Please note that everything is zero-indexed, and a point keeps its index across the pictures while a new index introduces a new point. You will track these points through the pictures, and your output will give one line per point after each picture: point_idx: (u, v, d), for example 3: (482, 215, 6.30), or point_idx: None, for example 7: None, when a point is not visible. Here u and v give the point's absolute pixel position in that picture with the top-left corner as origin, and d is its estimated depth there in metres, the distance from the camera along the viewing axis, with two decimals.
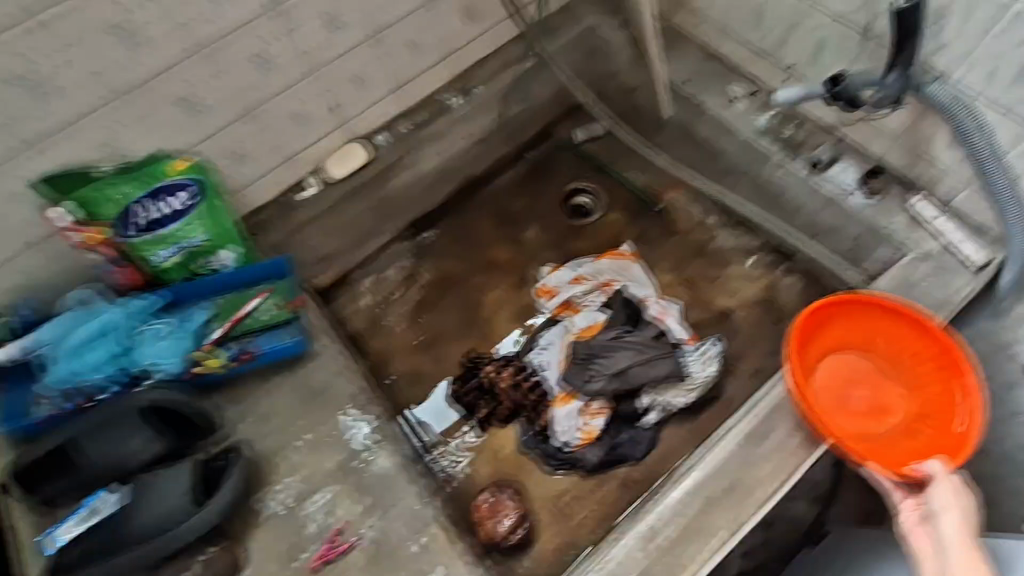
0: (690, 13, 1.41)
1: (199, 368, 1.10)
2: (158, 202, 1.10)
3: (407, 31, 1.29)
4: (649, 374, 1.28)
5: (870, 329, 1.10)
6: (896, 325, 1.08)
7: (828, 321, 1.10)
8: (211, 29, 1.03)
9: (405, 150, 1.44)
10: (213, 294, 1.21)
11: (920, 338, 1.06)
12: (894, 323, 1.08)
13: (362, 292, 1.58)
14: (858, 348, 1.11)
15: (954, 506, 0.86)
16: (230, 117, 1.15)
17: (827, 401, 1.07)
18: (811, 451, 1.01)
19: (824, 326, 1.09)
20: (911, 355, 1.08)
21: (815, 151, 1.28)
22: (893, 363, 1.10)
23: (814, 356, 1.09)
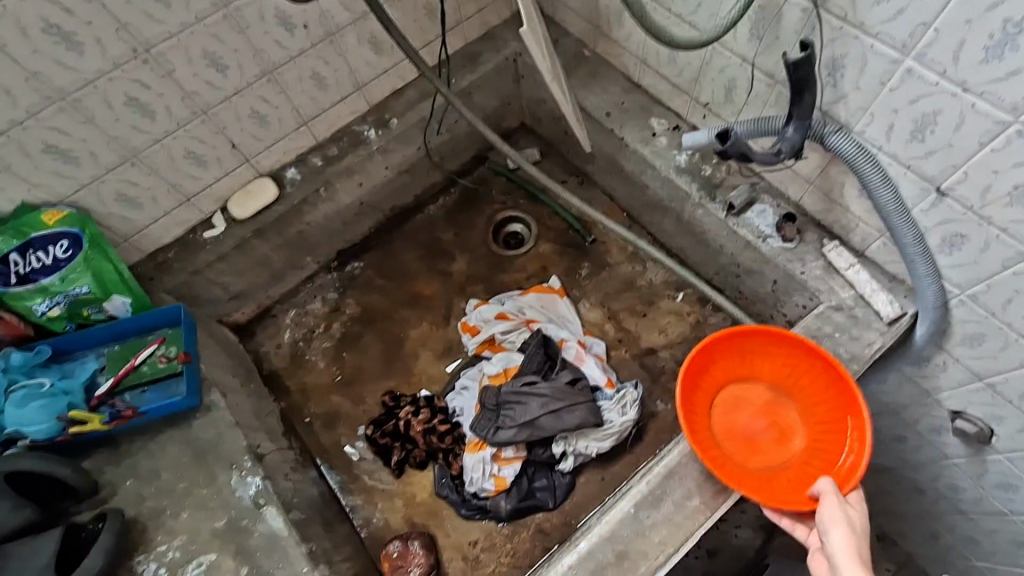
0: (611, 43, 1.37)
1: (76, 429, 1.02)
2: (33, 254, 1.06)
3: (307, 67, 1.23)
4: (560, 423, 1.22)
5: (762, 354, 1.00)
6: (786, 348, 0.97)
7: (718, 353, 1.00)
8: (72, 79, 0.97)
9: (317, 186, 1.38)
10: (102, 345, 1.17)
11: (808, 362, 0.96)
12: (784, 350, 0.98)
13: (285, 326, 1.55)
14: (753, 374, 1.01)
15: (846, 527, 0.78)
16: (110, 163, 1.10)
17: (719, 437, 0.98)
18: (710, 515, 0.94)
19: (710, 364, 0.99)
20: (803, 380, 0.97)
21: (730, 194, 1.22)
22: (787, 389, 1.00)
23: (704, 396, 0.98)
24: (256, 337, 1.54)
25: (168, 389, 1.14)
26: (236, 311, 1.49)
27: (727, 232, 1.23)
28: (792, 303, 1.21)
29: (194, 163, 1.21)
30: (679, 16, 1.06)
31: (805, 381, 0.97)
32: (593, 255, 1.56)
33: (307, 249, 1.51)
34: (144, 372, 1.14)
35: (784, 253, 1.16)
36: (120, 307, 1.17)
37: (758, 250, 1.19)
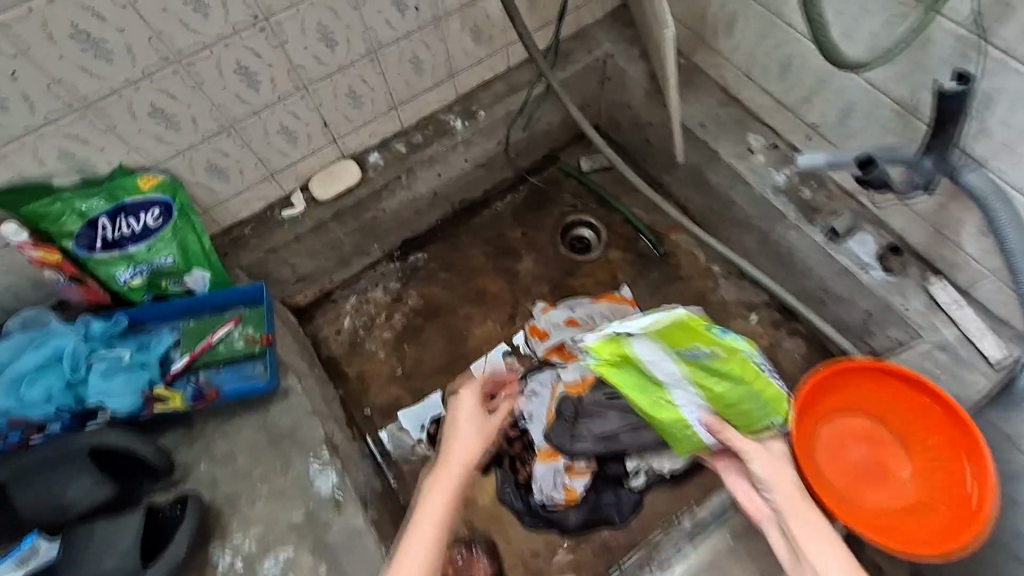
0: (710, 52, 1.31)
1: (158, 408, 0.99)
2: (124, 220, 1.02)
3: (408, 50, 1.19)
4: (638, 440, 1.20)
5: (830, 394, 1.00)
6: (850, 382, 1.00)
7: (825, 386, 1.00)
8: (191, 41, 0.91)
9: (400, 172, 1.34)
10: (179, 318, 1.13)
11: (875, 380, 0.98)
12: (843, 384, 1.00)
13: (345, 313, 1.51)
14: (831, 415, 1.01)
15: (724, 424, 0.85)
16: (208, 131, 1.05)
17: (847, 481, 0.98)
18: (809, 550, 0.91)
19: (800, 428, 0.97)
20: (875, 395, 0.99)
21: (832, 219, 1.19)
22: (864, 409, 1.01)
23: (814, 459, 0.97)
24: (314, 322, 1.50)
25: (245, 373, 1.10)
26: (299, 293, 1.45)
27: (822, 257, 1.20)
28: (884, 336, 1.18)
29: (284, 137, 1.17)
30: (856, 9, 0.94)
31: (881, 396, 0.99)
32: (663, 267, 1.53)
33: (376, 236, 1.47)
34: (218, 351, 1.10)
35: (884, 284, 1.13)
36: (199, 281, 1.13)
37: (857, 279, 1.16)
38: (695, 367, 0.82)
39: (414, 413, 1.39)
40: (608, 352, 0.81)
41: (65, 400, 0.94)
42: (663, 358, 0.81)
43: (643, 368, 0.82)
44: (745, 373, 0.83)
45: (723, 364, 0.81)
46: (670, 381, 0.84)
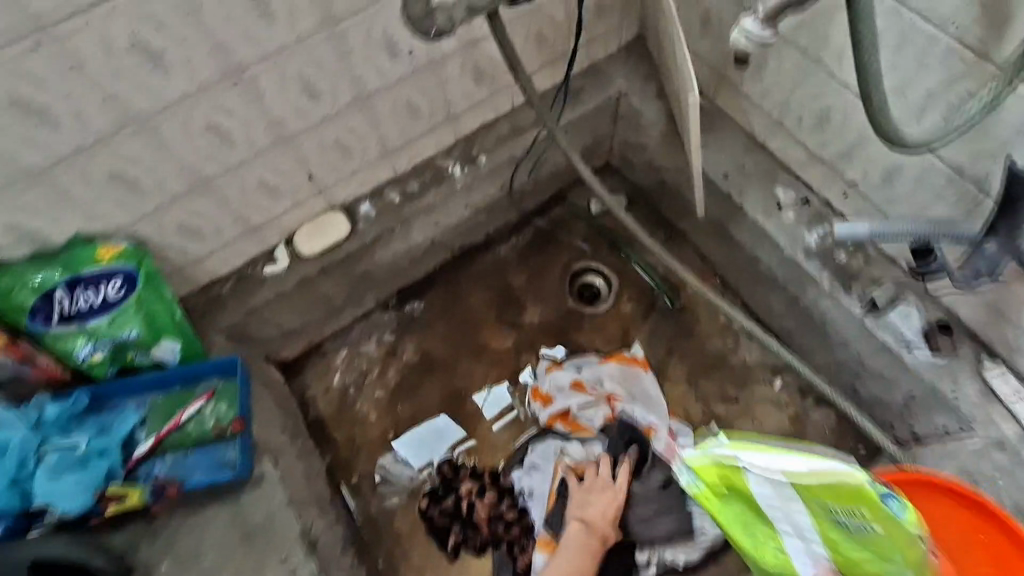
0: (734, 94, 1.19)
1: (113, 507, 0.90)
2: (82, 292, 0.92)
3: (402, 96, 1.09)
4: (651, 531, 1.17)
5: None
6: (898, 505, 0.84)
7: None
8: (152, 102, 0.82)
9: (393, 224, 1.23)
10: (148, 392, 1.03)
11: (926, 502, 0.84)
12: None
13: (335, 368, 1.40)
14: None
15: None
16: (178, 192, 0.95)
17: None
18: None
19: None
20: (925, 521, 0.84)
21: (872, 289, 1.07)
22: None
23: None
24: (302, 377, 1.39)
25: (217, 457, 1.00)
26: (285, 348, 1.34)
27: (860, 329, 1.08)
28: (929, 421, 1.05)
29: (266, 194, 1.06)
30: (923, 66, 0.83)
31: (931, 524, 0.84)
32: (679, 323, 1.41)
33: (369, 287, 1.36)
34: (189, 431, 1.01)
35: (931, 367, 1.01)
36: (169, 352, 1.03)
37: (900, 358, 1.04)
38: (833, 530, 0.69)
39: (414, 440, 1.32)
40: (710, 474, 0.73)
41: (8, 501, 0.86)
42: (789, 509, 0.69)
43: (753, 505, 0.71)
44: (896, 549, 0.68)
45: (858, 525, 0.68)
46: (792, 533, 0.71)
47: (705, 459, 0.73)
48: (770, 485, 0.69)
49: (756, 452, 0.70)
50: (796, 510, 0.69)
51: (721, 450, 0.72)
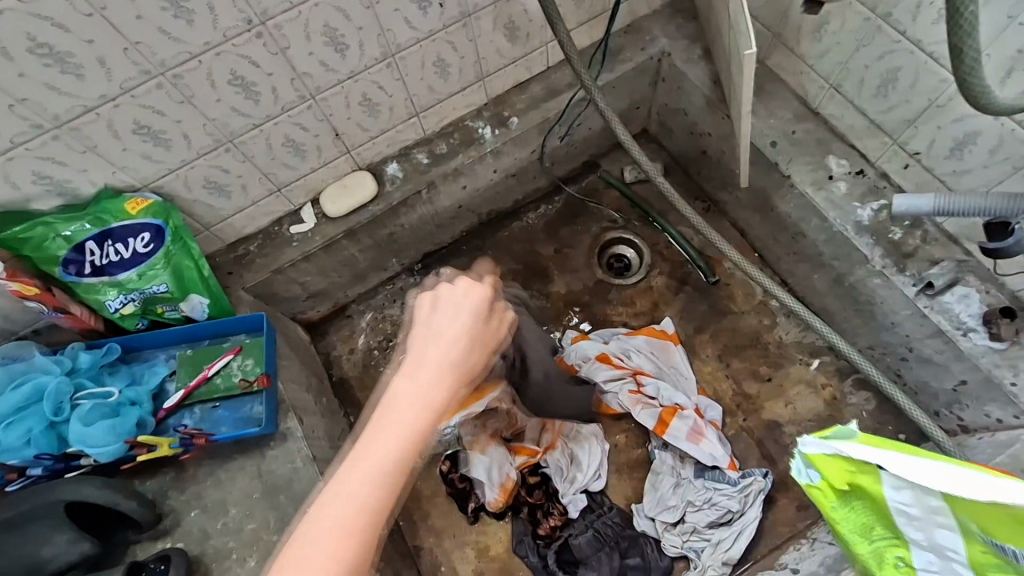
0: (788, 55, 1.10)
1: (144, 454, 0.92)
2: (111, 245, 0.93)
3: (431, 52, 1.04)
4: (684, 505, 1.13)
5: None
6: None
7: None
8: (176, 52, 0.81)
9: (419, 187, 1.20)
10: (176, 346, 1.05)
11: None
12: None
13: (360, 331, 1.41)
14: None
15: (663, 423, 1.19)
16: (204, 147, 0.94)
17: None
18: None
19: None
20: None
21: (929, 270, 0.99)
22: None
23: None
24: (327, 338, 1.41)
25: (243, 412, 1.01)
26: (312, 309, 1.35)
27: (912, 311, 1.01)
28: (980, 411, 0.99)
29: (290, 151, 1.05)
30: (1010, 21, 0.74)
31: None
32: (713, 299, 1.36)
33: (394, 251, 1.35)
34: (216, 385, 1.02)
35: (988, 354, 0.94)
36: (198, 308, 1.04)
37: (954, 344, 0.97)
38: (989, 555, 0.56)
39: None
40: (832, 473, 0.59)
41: (45, 444, 0.88)
42: (931, 521, 0.57)
43: (885, 513, 0.59)
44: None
45: None
46: (928, 547, 0.58)
47: (828, 457, 0.59)
48: (912, 491, 0.57)
49: (903, 459, 0.53)
50: (940, 525, 0.57)
51: (849, 447, 0.56)
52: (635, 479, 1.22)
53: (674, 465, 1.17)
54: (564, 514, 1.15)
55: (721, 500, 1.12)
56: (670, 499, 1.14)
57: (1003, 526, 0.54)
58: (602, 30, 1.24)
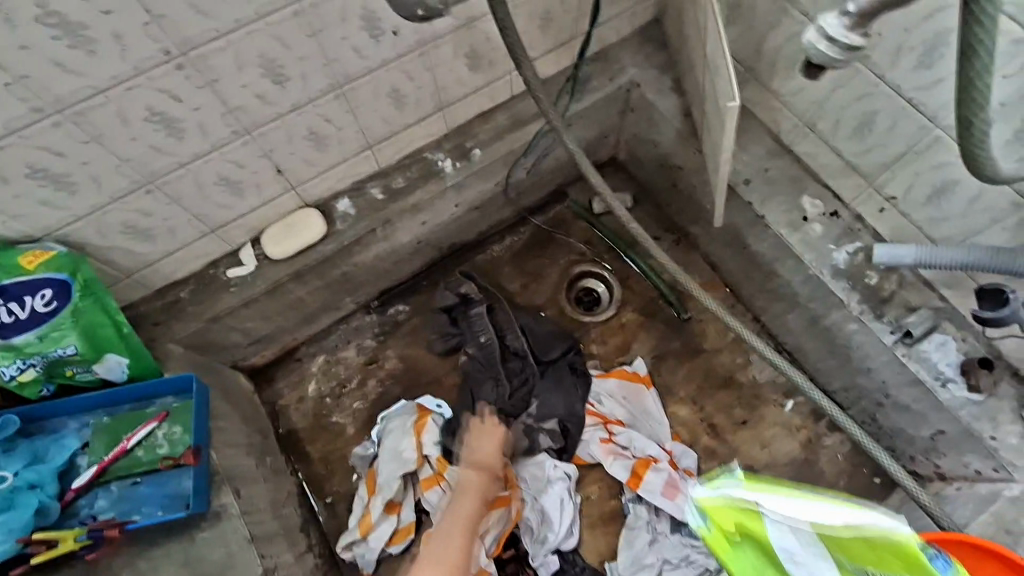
0: (762, 90, 1.06)
1: (41, 554, 0.79)
2: (2, 303, 0.79)
3: (385, 82, 0.95)
4: (662, 563, 1.06)
5: None
6: None
7: None
8: (78, 86, 0.70)
9: (374, 226, 1.10)
10: (90, 413, 0.92)
11: None
12: None
13: (312, 375, 1.30)
14: None
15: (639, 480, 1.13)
16: (121, 190, 0.83)
17: None
18: None
19: None
20: None
21: (907, 317, 0.96)
22: None
23: None
24: (275, 386, 1.28)
25: (168, 489, 0.89)
26: (257, 354, 1.23)
27: (889, 359, 0.98)
28: (958, 461, 0.96)
29: (225, 190, 0.94)
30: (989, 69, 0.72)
31: None
32: (685, 336, 1.31)
33: (348, 290, 1.24)
34: (136, 460, 0.90)
35: (966, 406, 0.91)
36: (115, 368, 0.91)
37: (932, 394, 0.94)
38: None
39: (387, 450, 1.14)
40: (726, 520, 0.51)
41: None
42: (819, 565, 0.49)
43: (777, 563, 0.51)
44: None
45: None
46: None
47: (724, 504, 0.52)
48: (795, 531, 0.50)
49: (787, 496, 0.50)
50: (825, 571, 0.48)
51: (740, 487, 0.51)
52: (609, 534, 1.15)
53: (650, 520, 1.10)
54: None
55: (699, 556, 1.06)
56: (646, 557, 1.07)
57: (858, 553, 0.49)
58: (574, 54, 1.16)
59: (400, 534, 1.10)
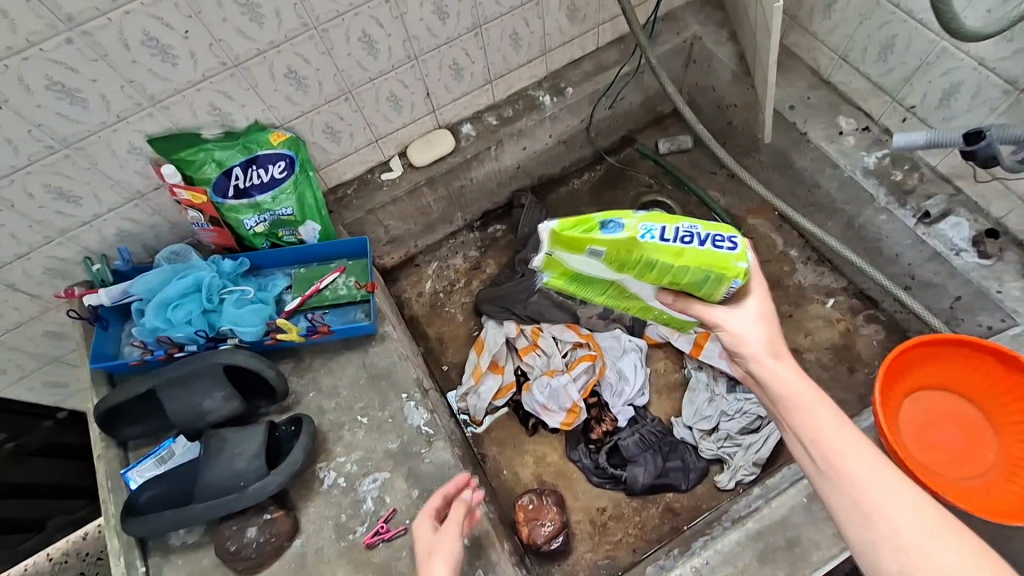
0: (804, 33, 1.32)
1: (278, 336, 1.12)
2: (254, 170, 1.13)
3: (509, 26, 1.27)
4: (720, 416, 1.31)
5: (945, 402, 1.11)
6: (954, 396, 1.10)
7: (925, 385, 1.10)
8: (327, 9, 1.04)
9: (489, 144, 1.41)
10: (292, 265, 1.25)
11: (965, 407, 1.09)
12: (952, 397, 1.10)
13: (427, 276, 1.59)
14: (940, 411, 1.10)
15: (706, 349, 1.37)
16: (330, 95, 1.17)
17: (921, 444, 1.08)
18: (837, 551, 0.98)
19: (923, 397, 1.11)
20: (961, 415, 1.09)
21: (926, 202, 1.18)
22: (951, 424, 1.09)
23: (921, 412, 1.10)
24: (398, 283, 1.59)
25: (348, 316, 1.20)
26: (388, 255, 1.54)
27: (913, 240, 1.19)
28: (974, 323, 1.16)
29: (391, 105, 1.26)
30: None
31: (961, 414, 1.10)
32: None
33: (460, 205, 1.54)
34: (325, 296, 1.20)
35: (978, 269, 1.12)
36: (311, 233, 1.23)
37: (949, 263, 1.15)
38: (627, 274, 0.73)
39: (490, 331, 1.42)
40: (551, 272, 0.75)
41: (202, 323, 1.10)
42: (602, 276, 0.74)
43: (583, 279, 0.74)
44: (739, 273, 0.69)
45: (662, 270, 0.69)
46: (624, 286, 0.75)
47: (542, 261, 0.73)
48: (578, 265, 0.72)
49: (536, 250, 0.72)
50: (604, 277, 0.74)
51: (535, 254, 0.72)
52: (673, 398, 1.39)
53: (709, 382, 1.35)
54: (615, 422, 1.34)
55: (751, 409, 1.29)
56: (706, 410, 1.32)
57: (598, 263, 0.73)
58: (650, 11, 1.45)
59: (504, 389, 1.38)
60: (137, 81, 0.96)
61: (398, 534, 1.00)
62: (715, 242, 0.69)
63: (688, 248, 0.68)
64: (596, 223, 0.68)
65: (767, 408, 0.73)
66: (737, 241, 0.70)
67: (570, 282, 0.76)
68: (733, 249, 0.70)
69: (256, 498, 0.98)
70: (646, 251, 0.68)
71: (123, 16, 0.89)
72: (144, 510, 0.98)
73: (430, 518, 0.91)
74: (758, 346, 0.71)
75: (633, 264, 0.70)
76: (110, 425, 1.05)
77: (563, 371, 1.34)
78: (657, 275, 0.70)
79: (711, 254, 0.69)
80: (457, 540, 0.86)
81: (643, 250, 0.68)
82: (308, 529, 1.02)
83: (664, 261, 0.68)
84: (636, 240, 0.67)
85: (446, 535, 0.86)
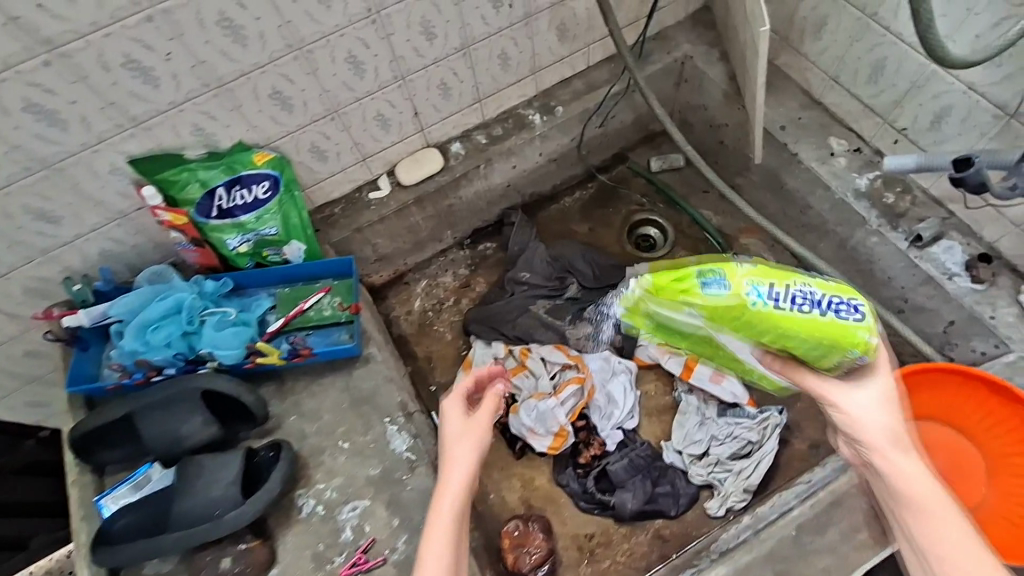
0: (795, 54, 1.31)
1: (256, 360, 1.10)
2: (237, 191, 1.12)
3: (499, 45, 1.27)
4: (710, 440, 1.29)
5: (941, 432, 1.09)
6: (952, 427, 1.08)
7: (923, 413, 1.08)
8: (312, 30, 1.03)
9: (479, 163, 1.40)
10: (275, 284, 1.23)
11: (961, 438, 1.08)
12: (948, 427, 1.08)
13: (416, 294, 1.58)
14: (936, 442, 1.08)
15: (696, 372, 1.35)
16: (316, 114, 1.16)
17: None
18: None
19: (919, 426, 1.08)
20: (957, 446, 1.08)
21: (917, 225, 1.17)
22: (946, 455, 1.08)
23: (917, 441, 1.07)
24: (387, 301, 1.57)
25: (332, 338, 1.18)
26: (376, 273, 1.53)
27: (905, 263, 1.18)
28: (965, 348, 1.13)
29: (378, 124, 1.26)
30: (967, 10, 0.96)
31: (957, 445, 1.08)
32: None
33: (450, 223, 1.53)
34: (309, 317, 1.18)
35: (970, 294, 1.11)
36: (296, 253, 1.21)
37: (941, 288, 1.14)
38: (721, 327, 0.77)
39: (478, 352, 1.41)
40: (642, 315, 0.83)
41: (181, 347, 1.08)
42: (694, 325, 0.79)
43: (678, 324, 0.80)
44: (860, 345, 0.69)
45: (762, 332, 0.70)
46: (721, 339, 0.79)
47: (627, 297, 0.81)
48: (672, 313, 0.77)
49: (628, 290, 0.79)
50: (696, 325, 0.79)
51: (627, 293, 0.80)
52: (664, 421, 1.37)
53: (699, 406, 1.33)
54: (603, 446, 1.32)
55: (741, 433, 1.27)
56: (696, 434, 1.30)
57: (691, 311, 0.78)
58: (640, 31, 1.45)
59: None
60: (118, 102, 0.96)
61: (378, 563, 0.98)
62: (836, 311, 0.68)
63: (799, 314, 0.68)
64: (697, 278, 0.72)
65: (886, 493, 0.77)
66: (862, 310, 0.68)
67: (668, 322, 0.81)
68: (856, 321, 0.68)
69: (232, 527, 0.96)
70: (751, 314, 0.69)
71: (103, 38, 0.88)
72: (116, 541, 0.96)
73: (461, 398, 0.89)
74: (877, 433, 0.74)
75: (732, 322, 0.72)
76: (84, 450, 1.03)
77: (551, 394, 1.31)
78: (761, 338, 0.72)
79: (833, 323, 0.68)
80: (486, 429, 0.85)
81: (745, 311, 0.70)
82: (286, 558, 0.99)
83: (764, 323, 0.69)
84: (741, 300, 0.69)
85: (476, 425, 0.85)
